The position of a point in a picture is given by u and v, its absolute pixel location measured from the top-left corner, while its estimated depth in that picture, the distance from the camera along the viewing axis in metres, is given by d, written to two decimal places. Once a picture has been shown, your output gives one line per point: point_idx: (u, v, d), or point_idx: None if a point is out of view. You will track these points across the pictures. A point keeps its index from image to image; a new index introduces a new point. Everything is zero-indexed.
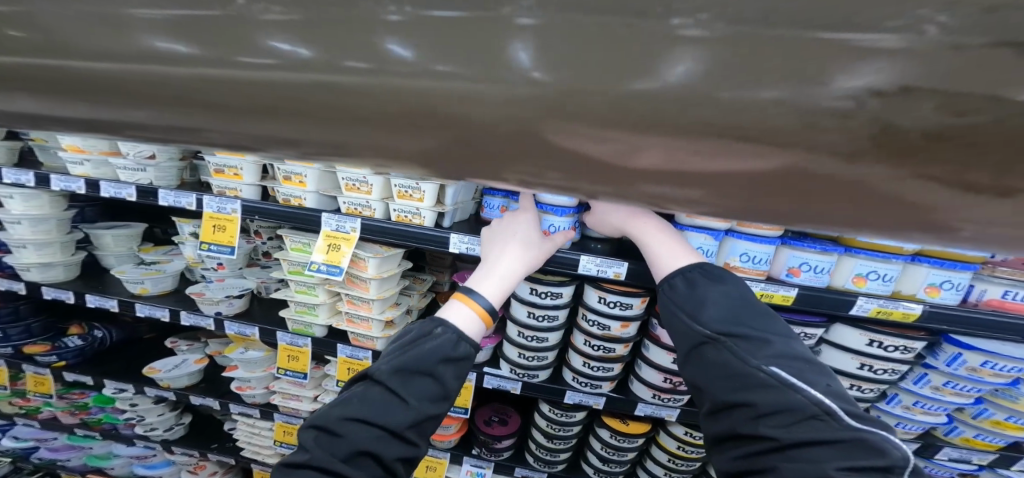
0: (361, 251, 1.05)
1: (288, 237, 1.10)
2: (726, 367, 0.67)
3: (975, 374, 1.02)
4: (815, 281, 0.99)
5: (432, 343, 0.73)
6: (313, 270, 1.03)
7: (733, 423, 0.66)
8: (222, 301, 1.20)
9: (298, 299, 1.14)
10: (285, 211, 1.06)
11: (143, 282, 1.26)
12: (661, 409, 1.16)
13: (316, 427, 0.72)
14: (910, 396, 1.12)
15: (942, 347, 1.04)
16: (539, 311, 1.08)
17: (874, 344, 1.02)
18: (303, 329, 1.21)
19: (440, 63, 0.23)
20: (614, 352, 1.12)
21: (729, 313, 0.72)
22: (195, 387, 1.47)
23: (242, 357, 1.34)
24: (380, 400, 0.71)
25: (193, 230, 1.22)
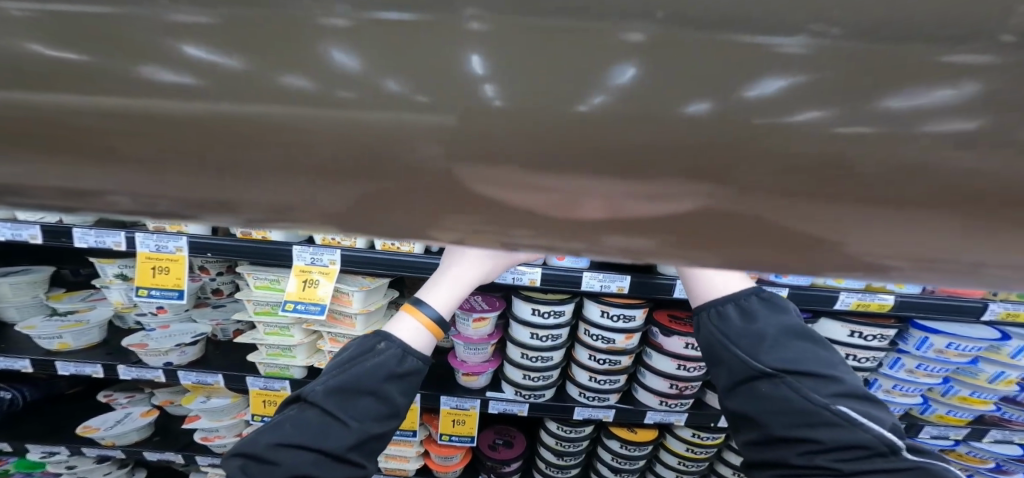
0: (344, 284, 0.96)
1: (250, 274, 1.00)
2: (783, 402, 0.63)
3: (942, 355, 1.01)
4: (801, 282, 0.96)
5: (376, 359, 0.68)
6: (286, 310, 0.93)
7: (784, 454, 0.63)
8: (171, 350, 1.11)
9: (271, 342, 1.04)
10: (247, 245, 0.96)
11: (59, 336, 1.15)
12: (669, 415, 1.05)
13: (244, 456, 0.63)
14: (888, 380, 1.08)
15: (908, 332, 1.01)
16: (532, 352, 0.99)
17: (855, 334, 0.98)
18: (279, 373, 1.10)
19: (301, 76, 0.14)
20: (619, 363, 1.00)
21: (783, 344, 0.67)
22: (147, 442, 1.35)
23: (204, 406, 1.23)
24: (315, 425, 0.64)
25: (120, 271, 1.12)
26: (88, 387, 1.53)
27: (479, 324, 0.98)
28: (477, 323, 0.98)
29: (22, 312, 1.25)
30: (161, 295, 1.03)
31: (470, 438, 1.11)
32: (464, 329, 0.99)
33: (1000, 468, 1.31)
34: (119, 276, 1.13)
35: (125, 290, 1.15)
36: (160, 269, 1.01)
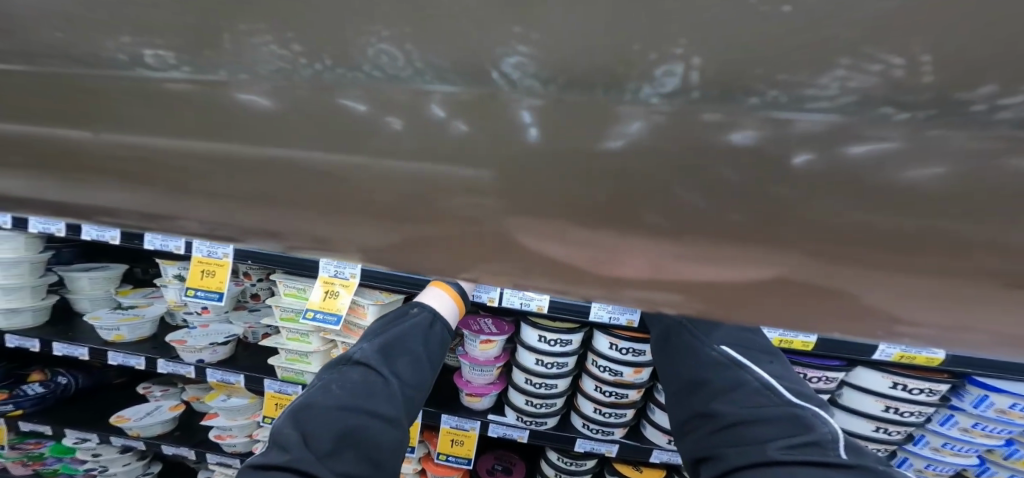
0: (361, 297, 0.98)
1: (280, 281, 1.03)
2: (683, 346, 0.70)
3: (1004, 416, 0.93)
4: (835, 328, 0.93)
5: (408, 323, 0.76)
6: (307, 318, 0.96)
7: (689, 403, 0.66)
8: (204, 348, 1.15)
9: (290, 348, 1.07)
10: (280, 254, 0.99)
11: (117, 328, 1.20)
12: (679, 456, 1.02)
13: (298, 429, 0.61)
14: (938, 438, 1.02)
15: (967, 389, 0.96)
16: (536, 377, 0.99)
17: (898, 386, 0.94)
18: (294, 377, 1.12)
19: (424, 114, 0.26)
20: (627, 397, 0.99)
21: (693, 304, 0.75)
22: (167, 436, 1.38)
23: (223, 405, 1.25)
24: (363, 386, 0.66)
25: (179, 273, 1.17)
26: (133, 379, 1.59)
27: (485, 346, 0.98)
28: (483, 345, 0.98)
29: (93, 304, 1.31)
30: (205, 298, 1.04)
31: (467, 460, 1.10)
32: (471, 349, 1.00)
33: None
34: (178, 277, 1.18)
35: (181, 290, 1.21)
36: (206, 271, 1.05)
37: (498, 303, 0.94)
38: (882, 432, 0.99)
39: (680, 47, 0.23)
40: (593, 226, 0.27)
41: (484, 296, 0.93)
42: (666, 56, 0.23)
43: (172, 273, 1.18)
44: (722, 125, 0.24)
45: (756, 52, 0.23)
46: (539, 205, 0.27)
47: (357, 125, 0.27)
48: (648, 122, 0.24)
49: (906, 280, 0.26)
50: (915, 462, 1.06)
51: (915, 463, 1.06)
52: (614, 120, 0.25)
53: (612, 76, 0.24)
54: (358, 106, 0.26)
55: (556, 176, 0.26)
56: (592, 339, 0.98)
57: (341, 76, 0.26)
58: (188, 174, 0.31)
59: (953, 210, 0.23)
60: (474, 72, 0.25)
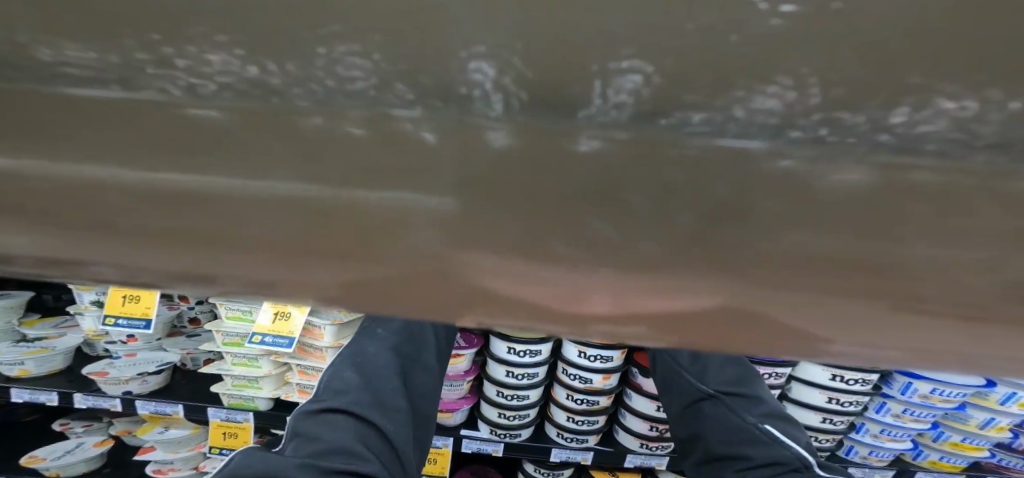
0: (316, 317, 0.92)
1: (223, 304, 0.94)
2: (722, 421, 0.80)
3: (927, 401, 1.01)
4: None
5: None
6: (252, 342, 0.89)
7: (723, 474, 0.77)
8: (134, 379, 1.04)
9: (237, 373, 0.99)
10: None
11: (21, 362, 1.07)
12: (650, 458, 1.03)
13: (357, 360, 0.86)
14: (876, 425, 1.08)
15: (894, 376, 1.02)
16: (507, 389, 0.97)
17: (836, 378, 0.99)
18: (243, 404, 1.03)
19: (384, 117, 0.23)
20: (598, 404, 0.98)
21: (728, 376, 0.84)
22: (95, 475, 1.25)
23: (161, 438, 1.15)
24: (403, 331, 0.91)
25: (96, 298, 1.05)
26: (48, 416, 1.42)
27: (454, 360, 0.96)
28: (451, 360, 0.95)
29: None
30: (128, 325, 0.95)
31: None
32: None
33: None
34: (94, 302, 1.06)
35: (98, 316, 1.08)
36: (131, 297, 0.95)
37: None
38: (828, 422, 1.05)
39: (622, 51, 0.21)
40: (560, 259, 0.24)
41: None
42: (611, 73, 0.21)
43: (86, 298, 1.06)
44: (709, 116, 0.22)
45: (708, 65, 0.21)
46: (508, 233, 0.24)
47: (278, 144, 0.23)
48: (609, 117, 0.23)
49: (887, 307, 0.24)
50: (860, 449, 1.13)
51: (860, 451, 1.13)
52: (563, 145, 0.23)
53: (560, 88, 0.22)
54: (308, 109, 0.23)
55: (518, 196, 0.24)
56: (562, 348, 0.96)
57: (262, 82, 0.23)
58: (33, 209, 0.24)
59: (895, 221, 0.23)
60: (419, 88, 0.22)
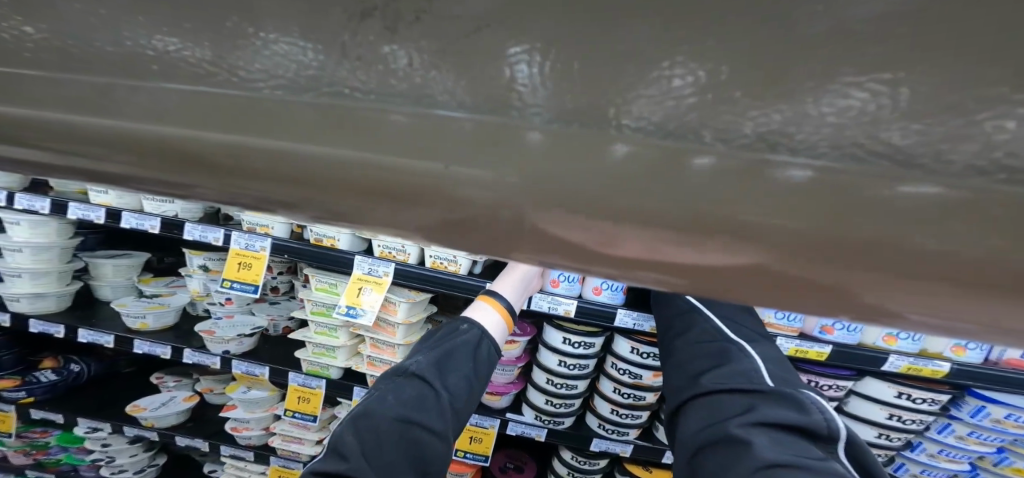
0: (393, 294, 1.03)
1: (314, 276, 1.08)
2: (678, 313, 0.77)
3: (999, 426, 0.99)
4: (847, 339, 0.99)
5: (461, 338, 0.76)
6: (339, 313, 1.00)
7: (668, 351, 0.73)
8: (232, 339, 1.18)
9: (318, 341, 1.11)
10: (320, 251, 1.04)
11: (142, 316, 1.24)
12: None
13: (356, 429, 0.65)
14: (935, 444, 1.06)
15: (965, 399, 1.01)
16: (557, 377, 1.03)
17: (903, 395, 0.99)
18: (319, 371, 1.16)
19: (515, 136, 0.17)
20: (644, 399, 1.02)
21: (732, 325, 0.71)
22: (181, 427, 1.41)
23: (244, 397, 1.30)
24: (416, 397, 0.68)
25: (203, 263, 1.22)
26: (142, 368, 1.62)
27: (509, 346, 1.02)
28: (506, 346, 1.02)
29: (116, 291, 1.36)
30: (241, 289, 1.10)
31: (485, 456, 1.13)
32: None
33: None
34: (202, 267, 1.23)
35: (203, 280, 1.26)
36: (244, 264, 1.09)
37: (526, 308, 0.97)
38: (883, 438, 1.03)
39: (690, 62, 0.15)
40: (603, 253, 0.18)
41: None
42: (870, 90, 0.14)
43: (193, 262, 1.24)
44: None
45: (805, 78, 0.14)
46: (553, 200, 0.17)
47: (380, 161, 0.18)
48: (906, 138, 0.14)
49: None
50: (911, 467, 1.11)
51: (911, 469, 1.11)
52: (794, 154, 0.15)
53: (596, 95, 0.17)
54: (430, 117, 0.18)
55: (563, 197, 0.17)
56: (613, 343, 1.02)
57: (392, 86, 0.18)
58: (120, 179, 0.23)
59: None
60: (514, 110, 0.17)
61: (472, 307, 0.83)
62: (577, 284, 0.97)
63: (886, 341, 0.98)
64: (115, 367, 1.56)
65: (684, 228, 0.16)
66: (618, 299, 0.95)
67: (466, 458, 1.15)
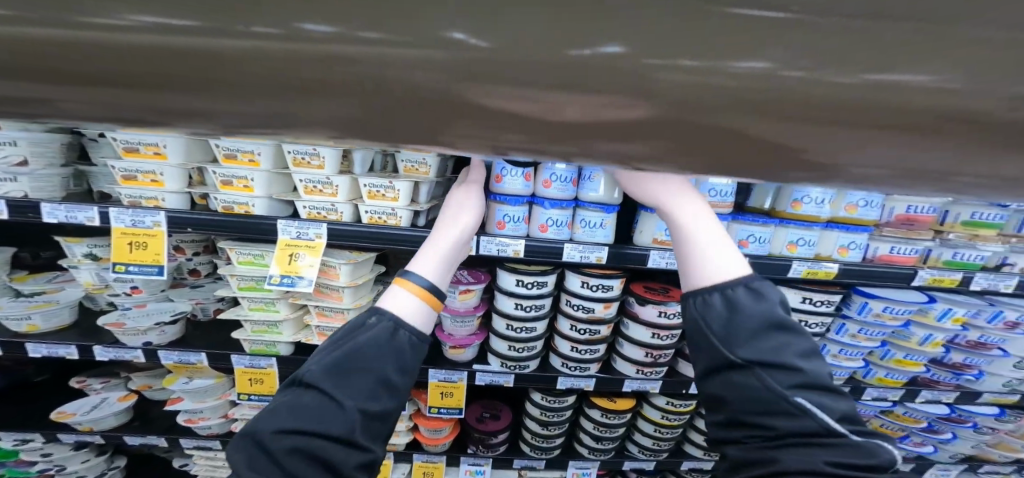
0: (333, 259, 1.06)
1: (234, 250, 1.08)
2: (750, 394, 0.58)
3: (880, 320, 1.16)
4: (760, 250, 1.06)
5: (366, 335, 0.66)
6: (273, 283, 0.99)
7: (739, 436, 0.60)
8: (151, 328, 1.19)
9: (255, 318, 1.13)
10: (233, 220, 1.01)
11: (29, 317, 1.19)
12: (646, 383, 1.13)
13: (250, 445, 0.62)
14: (836, 345, 1.22)
15: (852, 298, 1.17)
16: (516, 322, 1.04)
17: (806, 300, 1.12)
18: (265, 350, 1.19)
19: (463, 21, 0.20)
20: (599, 333, 1.06)
21: (814, 396, 0.57)
22: (126, 427, 1.35)
23: (187, 387, 1.26)
24: (314, 407, 0.62)
25: (88, 251, 1.16)
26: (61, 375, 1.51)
27: (464, 296, 1.02)
28: (462, 296, 1.02)
29: None
30: (141, 270, 1.05)
31: (459, 409, 1.15)
32: (451, 302, 1.03)
33: (936, 430, 1.44)
34: (89, 256, 1.17)
35: (95, 270, 1.19)
36: (138, 244, 1.04)
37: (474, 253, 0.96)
38: None
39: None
40: (515, 118, 0.21)
41: None
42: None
43: (76, 251, 1.16)
44: (890, 29, 0.19)
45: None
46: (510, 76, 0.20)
47: (333, 52, 0.20)
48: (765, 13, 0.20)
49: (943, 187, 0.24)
50: None
51: None
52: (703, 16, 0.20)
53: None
54: (377, 21, 0.19)
55: (516, 73, 0.20)
56: (564, 281, 1.05)
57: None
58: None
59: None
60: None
61: (390, 296, 0.72)
62: (523, 224, 0.97)
63: (788, 249, 1.06)
64: (23, 376, 1.44)
65: (590, 90, 0.20)
66: (565, 234, 0.97)
67: (442, 414, 1.16)
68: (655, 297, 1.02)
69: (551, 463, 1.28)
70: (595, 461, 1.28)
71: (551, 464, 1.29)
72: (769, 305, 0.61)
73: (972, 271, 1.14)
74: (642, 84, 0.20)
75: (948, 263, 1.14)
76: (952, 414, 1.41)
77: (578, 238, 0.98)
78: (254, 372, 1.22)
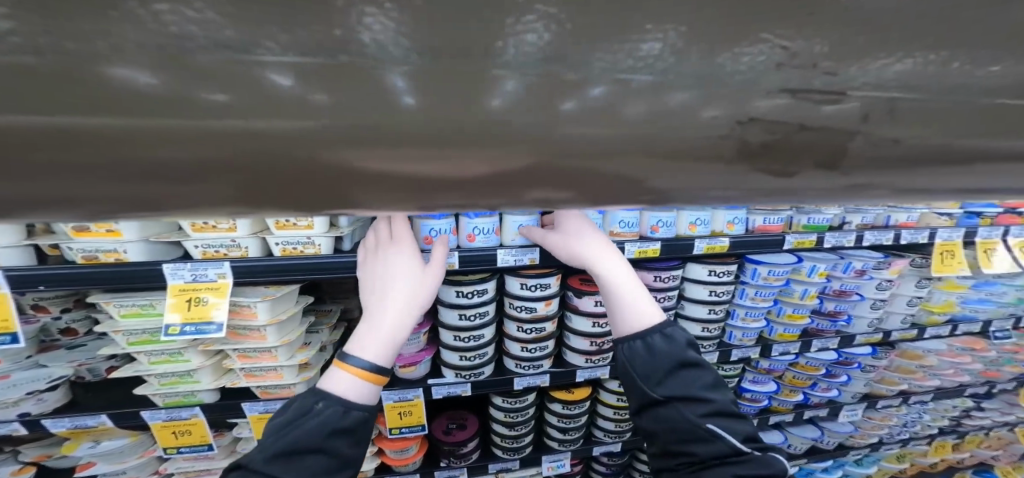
0: (245, 297, 1.01)
1: (113, 303, 0.98)
2: (673, 425, 0.77)
3: (769, 282, 1.37)
4: (669, 234, 1.21)
5: (313, 421, 0.68)
6: (173, 333, 0.93)
7: (674, 463, 0.79)
8: (22, 399, 1.05)
9: (162, 371, 1.05)
10: (106, 271, 0.93)
11: None
12: (596, 370, 1.22)
13: None
14: (742, 308, 1.44)
15: (745, 267, 1.38)
16: (464, 332, 1.07)
17: (712, 272, 1.30)
18: (183, 401, 1.13)
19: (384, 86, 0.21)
20: (545, 330, 1.14)
21: (720, 422, 0.77)
22: None
23: (99, 451, 1.14)
24: None
25: None
26: None
27: None
28: None
29: None
30: None
31: (421, 426, 1.14)
32: None
33: (833, 373, 1.71)
34: None
35: None
36: None
37: None
38: (712, 312, 1.36)
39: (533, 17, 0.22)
40: (409, 179, 0.24)
41: None
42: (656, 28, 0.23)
43: None
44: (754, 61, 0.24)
45: (494, 33, 0.22)
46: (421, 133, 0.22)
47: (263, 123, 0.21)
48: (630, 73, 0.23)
49: (773, 196, 0.31)
50: (737, 333, 1.49)
51: (737, 334, 1.49)
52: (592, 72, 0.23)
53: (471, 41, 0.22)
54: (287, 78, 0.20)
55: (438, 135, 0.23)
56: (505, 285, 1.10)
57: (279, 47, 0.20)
58: None
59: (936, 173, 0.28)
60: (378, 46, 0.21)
61: (335, 376, 0.72)
62: (450, 236, 0.98)
63: (688, 229, 1.22)
64: None
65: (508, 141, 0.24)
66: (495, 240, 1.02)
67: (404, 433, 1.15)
68: (589, 288, 1.11)
69: (524, 461, 1.33)
70: (566, 451, 1.36)
71: (526, 463, 1.35)
72: (681, 349, 0.79)
73: (824, 232, 1.36)
74: (513, 142, 0.23)
75: (805, 227, 1.35)
76: (840, 357, 1.69)
77: (508, 244, 1.04)
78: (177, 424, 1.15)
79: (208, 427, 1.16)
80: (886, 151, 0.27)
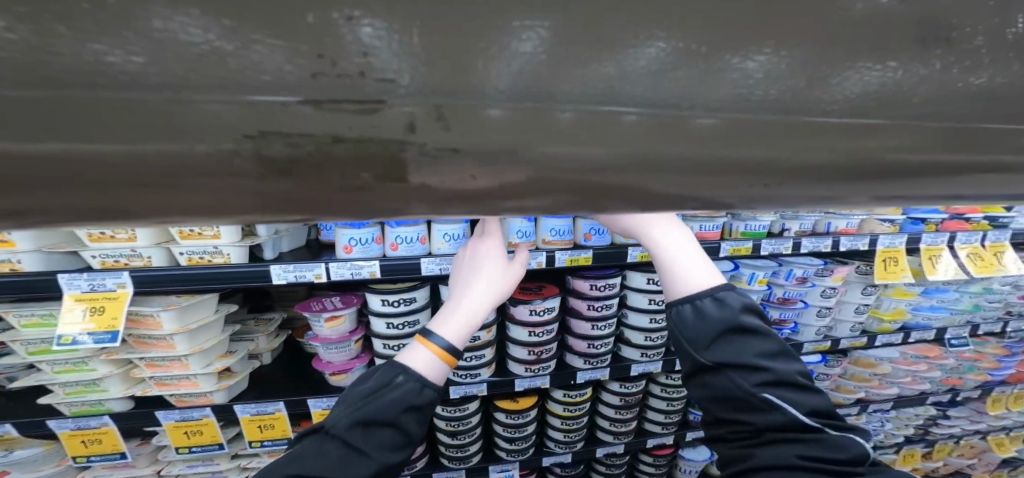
0: (146, 306, 1.01)
1: (15, 313, 1.00)
2: (724, 393, 0.74)
3: None
4: (602, 241, 1.22)
5: (390, 395, 0.70)
6: (60, 343, 0.93)
7: (728, 434, 0.77)
8: None
9: (65, 379, 1.07)
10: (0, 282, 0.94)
11: None
12: (534, 380, 1.36)
13: None
14: None
15: None
16: (393, 339, 1.18)
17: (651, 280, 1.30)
18: (94, 409, 1.16)
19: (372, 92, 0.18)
20: (477, 338, 1.23)
21: (780, 394, 0.72)
22: None
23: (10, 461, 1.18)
24: (338, 458, 0.68)
25: None
26: None
27: (333, 322, 1.17)
28: (330, 323, 1.17)
29: None
30: None
31: None
32: (320, 330, 1.19)
33: None
34: None
35: None
36: None
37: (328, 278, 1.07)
38: (654, 322, 1.37)
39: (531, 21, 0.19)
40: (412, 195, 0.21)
41: (310, 274, 1.05)
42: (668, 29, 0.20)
43: None
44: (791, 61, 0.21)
45: (495, 32, 0.19)
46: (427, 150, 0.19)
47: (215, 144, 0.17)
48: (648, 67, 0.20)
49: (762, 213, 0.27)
50: None
51: None
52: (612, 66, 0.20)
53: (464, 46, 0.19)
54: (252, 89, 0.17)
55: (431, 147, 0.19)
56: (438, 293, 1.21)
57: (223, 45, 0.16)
58: None
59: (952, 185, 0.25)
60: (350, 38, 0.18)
61: (410, 350, 0.76)
62: (372, 246, 1.09)
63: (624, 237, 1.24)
64: None
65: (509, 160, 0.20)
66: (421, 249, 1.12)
67: None
68: (521, 299, 1.23)
69: (472, 469, 1.48)
70: (513, 462, 1.52)
71: (474, 470, 1.50)
72: (740, 318, 0.74)
73: (759, 239, 1.43)
74: (520, 161, 0.20)
75: (743, 233, 1.43)
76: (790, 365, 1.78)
77: (437, 252, 1.13)
78: (87, 434, 1.19)
79: (119, 437, 1.21)
80: (928, 165, 0.24)
